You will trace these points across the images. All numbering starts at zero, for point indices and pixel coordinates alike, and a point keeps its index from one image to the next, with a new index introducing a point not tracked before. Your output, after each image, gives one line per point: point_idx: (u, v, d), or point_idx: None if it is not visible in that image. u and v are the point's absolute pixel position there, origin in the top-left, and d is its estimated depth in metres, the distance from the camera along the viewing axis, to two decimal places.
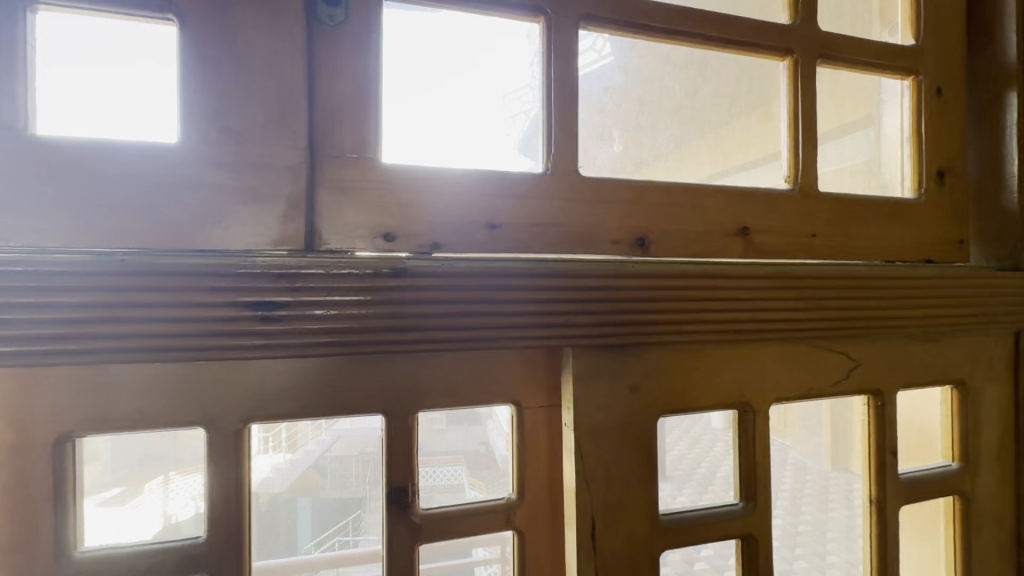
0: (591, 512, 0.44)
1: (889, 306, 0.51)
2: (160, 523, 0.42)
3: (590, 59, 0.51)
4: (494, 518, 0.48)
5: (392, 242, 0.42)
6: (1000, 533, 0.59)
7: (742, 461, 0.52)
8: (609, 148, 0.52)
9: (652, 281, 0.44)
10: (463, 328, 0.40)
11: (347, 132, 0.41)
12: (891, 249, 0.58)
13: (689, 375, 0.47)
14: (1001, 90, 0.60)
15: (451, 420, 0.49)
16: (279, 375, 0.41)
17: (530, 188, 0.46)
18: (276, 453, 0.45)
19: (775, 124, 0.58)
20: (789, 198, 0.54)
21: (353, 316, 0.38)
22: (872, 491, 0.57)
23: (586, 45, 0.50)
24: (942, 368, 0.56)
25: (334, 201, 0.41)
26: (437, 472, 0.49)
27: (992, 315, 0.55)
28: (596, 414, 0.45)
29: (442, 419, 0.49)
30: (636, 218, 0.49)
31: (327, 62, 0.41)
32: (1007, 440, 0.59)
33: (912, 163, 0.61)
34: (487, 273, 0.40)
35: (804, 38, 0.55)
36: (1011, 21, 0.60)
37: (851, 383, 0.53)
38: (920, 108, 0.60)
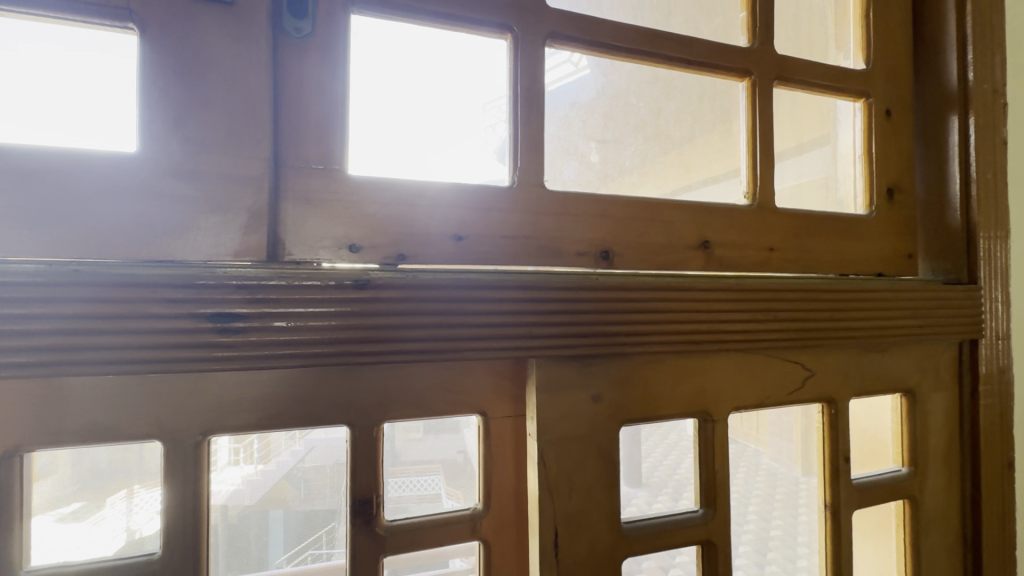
0: (554, 521, 0.45)
1: (842, 317, 0.54)
2: (123, 539, 0.41)
3: (563, 74, 0.53)
4: (460, 529, 0.48)
5: (358, 253, 0.42)
6: (948, 536, 0.62)
7: (702, 468, 0.54)
8: (576, 161, 0.54)
9: (614, 293, 0.45)
10: (428, 339, 0.40)
11: (312, 143, 0.41)
12: (845, 262, 0.60)
13: (651, 385, 0.49)
14: (946, 113, 0.64)
15: (428, 429, 0.49)
16: (242, 386, 0.41)
17: (496, 201, 0.47)
18: (247, 464, 0.44)
19: (735, 141, 0.61)
20: (748, 213, 0.56)
21: (314, 328, 0.38)
22: (826, 496, 0.59)
23: (557, 62, 0.52)
24: (892, 376, 0.59)
25: (300, 211, 0.41)
26: (411, 482, 0.49)
27: (937, 326, 0.58)
28: (560, 423, 0.45)
29: (419, 427, 0.49)
30: (601, 231, 0.50)
31: (292, 73, 0.41)
32: (953, 445, 0.62)
33: (864, 180, 0.64)
34: (452, 285, 0.41)
35: (762, 60, 0.58)
36: (953, 48, 0.63)
37: (807, 392, 0.55)
38: (871, 128, 0.64)
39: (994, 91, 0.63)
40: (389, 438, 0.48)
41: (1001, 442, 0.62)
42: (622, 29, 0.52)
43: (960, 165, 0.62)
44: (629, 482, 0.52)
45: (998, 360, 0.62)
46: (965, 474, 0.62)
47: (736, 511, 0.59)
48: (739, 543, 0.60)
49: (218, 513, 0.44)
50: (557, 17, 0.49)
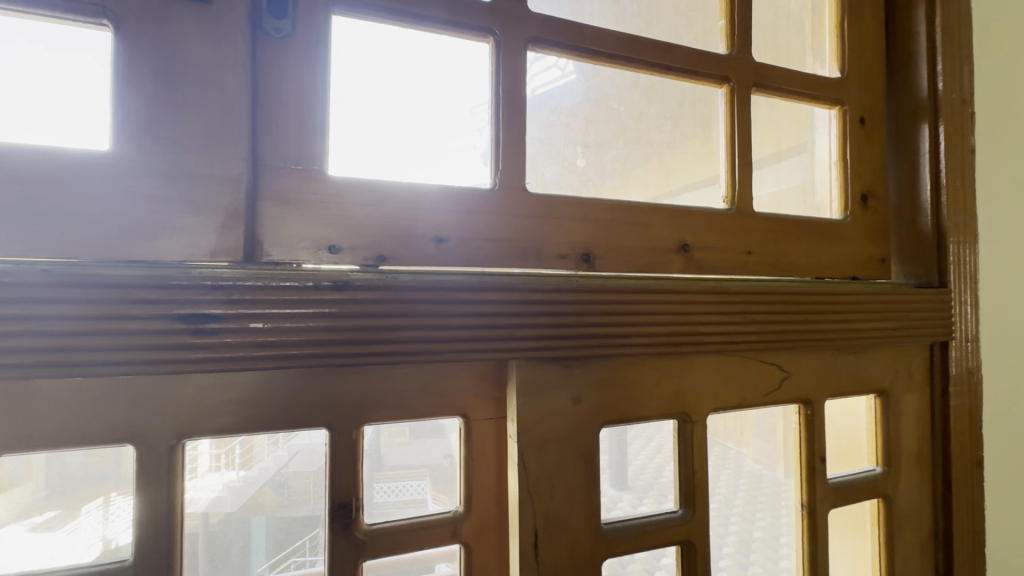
0: (534, 522, 0.45)
1: (818, 320, 0.55)
2: (99, 548, 0.40)
3: (552, 77, 0.53)
4: (440, 532, 0.48)
5: (338, 254, 0.42)
6: (921, 534, 0.63)
7: (682, 469, 0.54)
8: (558, 165, 0.54)
9: (595, 296, 0.45)
10: (407, 341, 0.40)
11: (292, 142, 0.41)
12: (821, 265, 0.62)
13: (631, 387, 0.49)
14: (917, 120, 0.65)
15: (414, 433, 0.49)
16: (219, 389, 0.40)
17: (478, 203, 0.47)
18: (229, 470, 0.44)
19: (713, 148, 0.61)
20: (727, 217, 0.57)
21: (291, 329, 0.37)
22: (803, 496, 0.60)
23: (544, 67, 0.53)
24: (866, 377, 0.60)
25: (278, 212, 0.40)
26: (401, 487, 0.49)
27: (909, 328, 0.60)
28: (540, 425, 0.45)
29: (405, 431, 0.49)
30: (582, 233, 0.51)
31: (271, 73, 0.41)
32: (925, 445, 0.64)
33: (840, 186, 0.66)
34: (432, 286, 0.41)
35: (740, 67, 0.59)
36: (923, 58, 0.65)
37: (783, 393, 0.56)
38: (846, 135, 0.65)
39: (962, 101, 0.65)
40: (373, 441, 0.48)
41: (971, 441, 0.64)
42: (604, 35, 0.53)
43: (931, 171, 0.64)
44: (614, 484, 0.52)
45: (967, 362, 0.64)
46: (936, 473, 0.64)
47: (720, 514, 0.60)
48: (724, 547, 0.60)
49: (198, 521, 0.43)
50: (539, 22, 0.50)
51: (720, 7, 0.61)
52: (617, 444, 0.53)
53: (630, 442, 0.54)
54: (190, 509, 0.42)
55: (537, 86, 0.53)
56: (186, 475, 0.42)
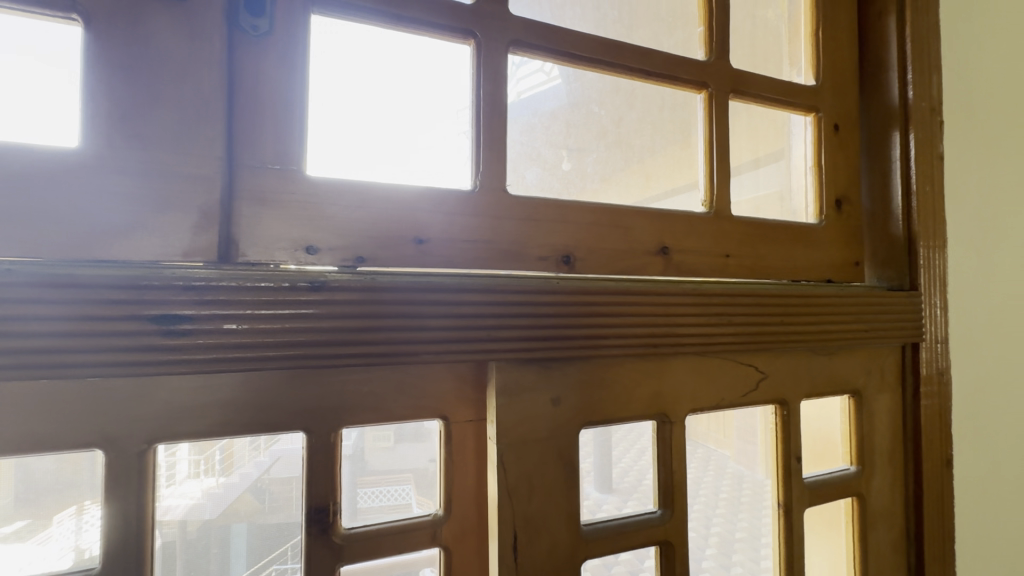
0: (513, 524, 0.45)
1: (794, 322, 0.56)
2: (71, 558, 0.38)
3: (538, 80, 0.54)
4: (420, 535, 0.47)
5: (315, 255, 0.42)
6: (893, 532, 0.65)
7: (661, 469, 0.55)
8: (539, 167, 0.54)
9: (574, 297, 0.46)
10: (384, 342, 0.40)
11: (269, 141, 0.41)
12: (796, 268, 0.63)
13: (610, 388, 0.49)
14: (889, 128, 0.67)
15: (398, 437, 0.49)
16: (193, 392, 0.39)
17: (459, 205, 0.47)
18: (208, 477, 0.43)
19: (692, 152, 0.63)
20: (705, 220, 0.58)
21: (266, 330, 0.37)
22: (780, 495, 0.61)
23: (530, 70, 0.53)
24: (840, 378, 0.62)
25: (254, 212, 0.40)
26: (385, 492, 0.48)
27: (881, 329, 0.61)
28: (520, 426, 0.45)
29: (389, 435, 0.48)
30: (562, 235, 0.51)
31: (248, 71, 0.40)
32: (898, 444, 0.65)
33: (815, 191, 0.67)
34: (410, 288, 0.40)
35: (718, 73, 0.61)
36: (894, 67, 0.67)
37: (759, 393, 0.57)
38: (821, 141, 0.67)
39: (931, 109, 0.67)
40: (356, 444, 0.47)
41: (941, 440, 0.65)
42: (585, 39, 0.54)
43: (902, 177, 0.66)
44: (599, 487, 0.53)
45: (936, 362, 0.66)
46: (907, 472, 0.65)
47: (703, 514, 0.60)
48: (708, 547, 0.60)
49: (175, 528, 0.42)
50: (520, 25, 0.50)
51: (699, 14, 0.62)
52: (603, 446, 0.54)
53: (615, 445, 0.54)
54: (168, 517, 0.41)
55: (524, 90, 0.53)
56: (164, 481, 0.41)
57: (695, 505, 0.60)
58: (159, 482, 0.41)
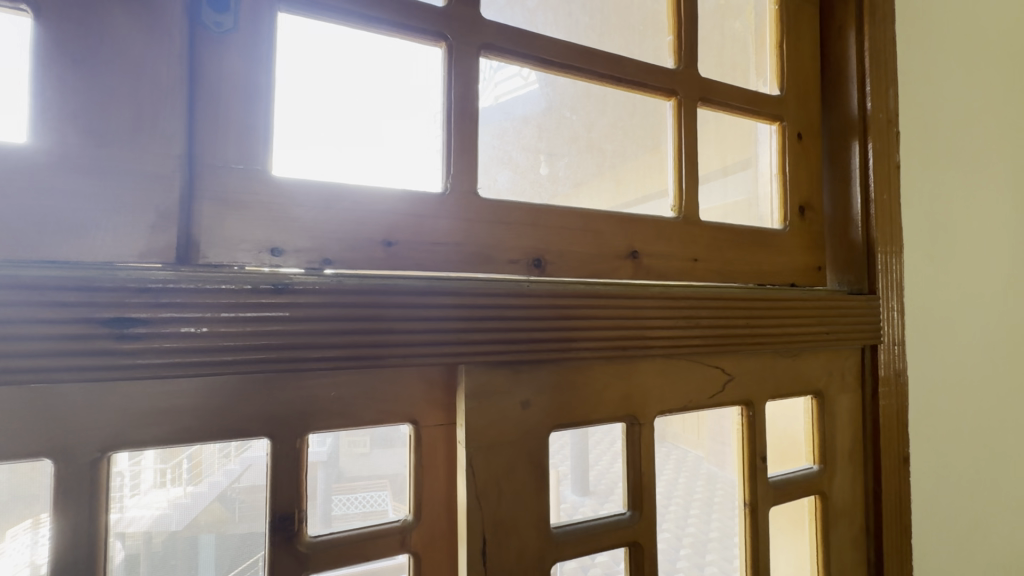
0: (482, 529, 0.45)
1: (758, 325, 0.57)
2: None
3: (516, 85, 0.55)
4: (389, 542, 0.47)
5: (280, 257, 0.41)
6: (854, 528, 0.67)
7: (630, 471, 0.55)
8: (510, 170, 0.54)
9: (543, 300, 0.46)
10: (350, 344, 0.40)
11: (232, 141, 0.40)
12: (762, 273, 0.65)
13: (580, 390, 0.50)
14: (848, 137, 0.70)
15: (374, 442, 0.48)
16: (152, 397, 0.38)
17: (429, 207, 0.47)
18: (175, 486, 0.42)
19: (662, 158, 0.63)
20: (674, 224, 0.59)
21: (227, 334, 0.36)
22: (745, 495, 0.63)
23: (511, 73, 0.54)
24: (803, 379, 0.63)
25: (216, 212, 0.39)
26: (358, 499, 0.47)
27: (841, 332, 0.63)
28: (489, 429, 0.45)
29: (366, 441, 0.48)
30: (532, 238, 0.51)
31: (210, 68, 0.39)
32: (858, 444, 0.68)
33: (780, 198, 0.69)
34: (378, 290, 0.40)
35: (686, 81, 0.62)
36: (853, 81, 0.69)
37: (726, 395, 0.58)
38: (785, 150, 0.69)
39: (888, 120, 0.70)
40: (333, 448, 0.46)
41: (898, 439, 0.68)
42: (557, 44, 0.54)
43: (861, 184, 0.68)
44: (577, 490, 0.53)
45: (894, 364, 0.68)
46: (867, 469, 0.68)
47: (676, 515, 0.61)
48: (681, 547, 0.61)
49: (140, 540, 0.41)
50: (492, 29, 0.51)
51: (668, 23, 0.64)
52: (580, 446, 0.54)
53: (593, 446, 0.55)
54: (131, 528, 0.40)
55: (502, 94, 0.54)
56: (127, 492, 0.39)
57: (669, 509, 0.60)
58: (122, 493, 0.39)
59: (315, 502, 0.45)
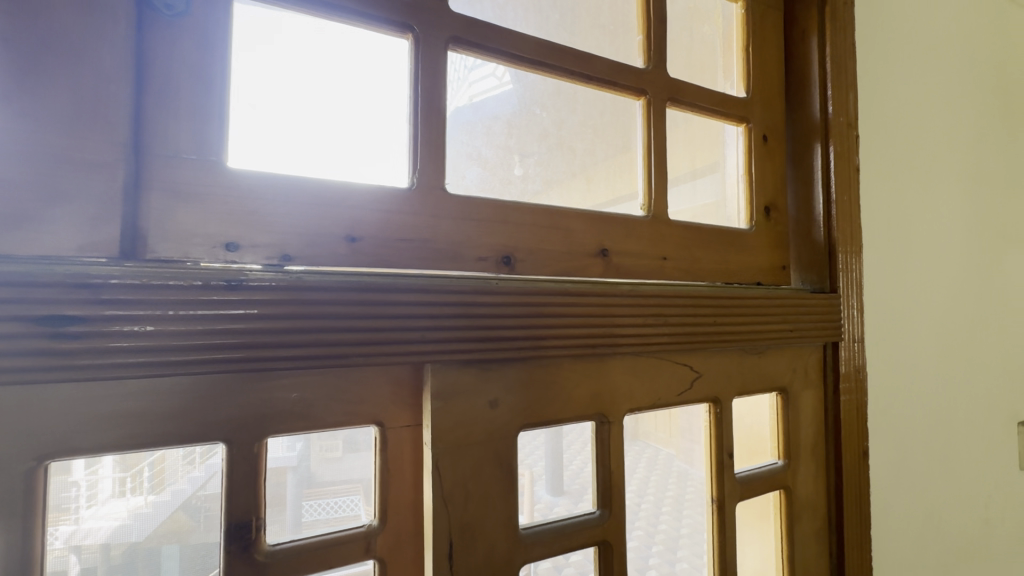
0: (448, 531, 0.44)
1: (725, 323, 0.58)
2: None
3: (490, 85, 0.55)
4: (353, 548, 0.45)
5: (236, 252, 0.39)
6: (817, 521, 0.68)
7: (600, 470, 0.55)
8: (479, 167, 0.53)
9: (512, 298, 0.45)
10: (311, 344, 0.38)
11: (184, 130, 0.38)
12: (729, 271, 0.66)
13: (550, 390, 0.49)
14: (812, 139, 0.72)
15: (347, 447, 0.47)
16: (99, 400, 0.35)
17: (394, 202, 0.45)
18: (135, 496, 0.39)
19: (632, 156, 0.64)
20: (644, 223, 0.60)
21: (177, 333, 0.34)
22: (714, 491, 0.63)
23: (485, 72, 0.54)
24: (768, 375, 0.65)
25: (166, 204, 0.37)
26: (330, 505, 0.46)
27: (804, 329, 0.65)
28: (457, 430, 0.44)
29: (337, 445, 0.46)
30: (502, 237, 0.51)
31: (160, 52, 0.37)
32: (820, 439, 0.69)
33: (747, 198, 0.71)
34: (339, 288, 0.39)
35: (655, 81, 0.63)
36: (816, 85, 0.71)
37: (694, 392, 0.59)
38: (751, 151, 0.71)
39: (848, 124, 0.72)
40: (304, 453, 0.45)
41: (858, 433, 0.70)
42: (526, 40, 0.54)
43: (824, 185, 0.70)
44: (551, 490, 0.53)
45: (854, 360, 0.70)
46: (829, 464, 0.70)
47: (649, 512, 0.61)
48: (652, 544, 0.61)
49: (97, 554, 0.39)
50: (459, 22, 0.50)
51: (638, 23, 0.64)
52: (553, 446, 0.53)
53: (566, 446, 0.54)
54: (88, 541, 0.38)
55: (476, 94, 0.54)
56: (84, 502, 0.37)
57: (640, 507, 0.61)
58: (78, 504, 0.37)
59: (286, 508, 0.44)
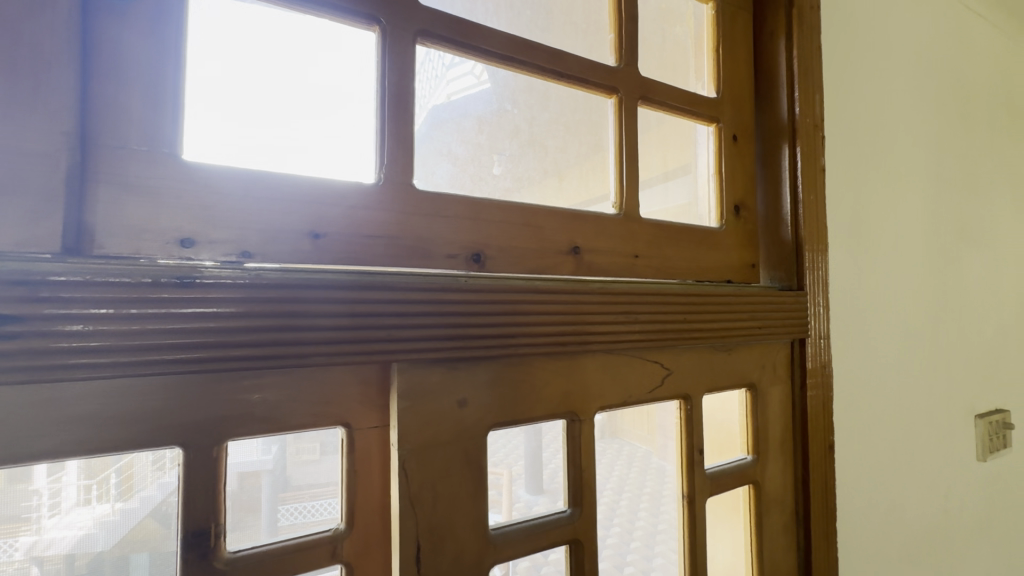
0: (415, 532, 0.43)
1: (695, 320, 0.59)
2: None
3: (468, 83, 0.55)
4: (318, 553, 0.44)
5: (191, 248, 0.38)
6: (785, 514, 0.70)
7: (571, 469, 0.55)
8: (450, 163, 0.52)
9: (481, 295, 0.45)
10: (270, 344, 0.37)
11: (133, 120, 0.36)
12: (699, 269, 0.66)
13: (521, 388, 0.49)
14: (780, 140, 0.73)
15: (325, 450, 0.46)
16: (50, 404, 0.33)
17: (360, 198, 0.44)
18: (101, 503, 0.38)
19: (603, 155, 0.64)
20: (615, 221, 0.60)
21: (124, 332, 0.32)
22: (684, 488, 0.64)
23: (464, 71, 0.54)
24: (737, 372, 0.66)
25: (114, 198, 0.35)
26: (310, 508, 0.45)
27: (772, 326, 0.66)
28: (425, 430, 0.44)
29: (315, 447, 0.45)
30: (471, 234, 0.50)
31: (107, 38, 0.35)
32: (788, 434, 0.71)
33: (717, 198, 0.72)
34: (301, 285, 0.38)
35: (626, 79, 0.63)
36: (784, 87, 0.73)
37: (664, 389, 0.59)
38: (721, 150, 0.72)
39: (815, 125, 0.74)
40: (279, 455, 0.44)
41: (825, 427, 0.72)
42: (497, 35, 0.54)
43: (791, 185, 0.71)
44: (530, 489, 0.53)
45: (820, 356, 0.72)
46: (797, 458, 0.71)
47: (628, 507, 0.61)
48: (631, 541, 0.61)
49: (60, 566, 0.37)
50: (427, 15, 0.49)
51: (610, 22, 0.64)
52: (532, 446, 0.53)
53: (546, 445, 0.54)
54: (50, 552, 0.36)
55: (454, 92, 0.54)
56: (46, 511, 0.36)
57: (620, 504, 0.61)
58: (40, 513, 0.36)
59: (258, 513, 0.43)
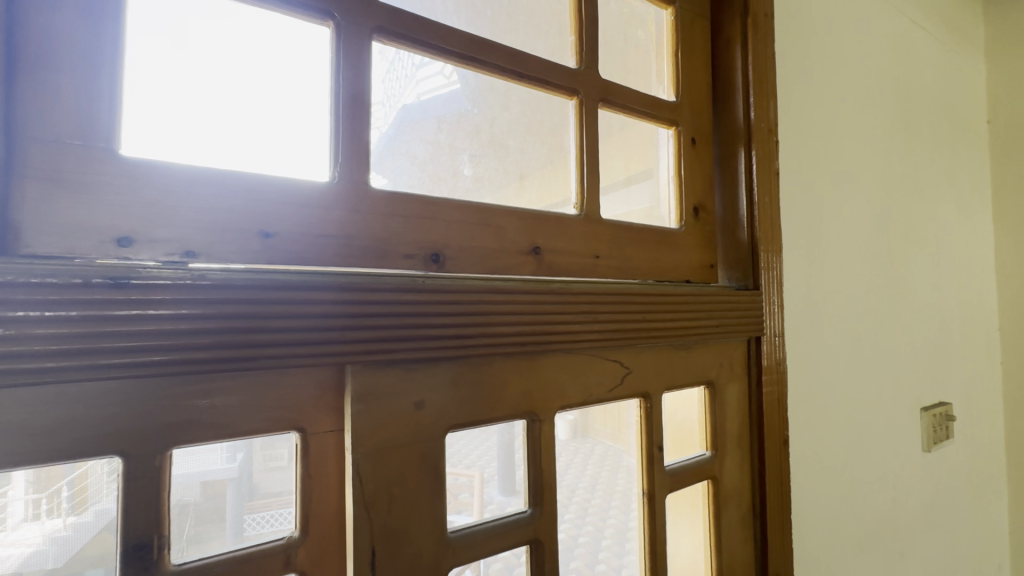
0: (370, 537, 0.42)
1: (653, 319, 0.60)
2: None
3: (437, 83, 0.55)
4: (271, 563, 0.42)
5: (130, 248, 0.36)
6: (742, 508, 0.72)
7: (532, 469, 0.55)
8: (408, 162, 0.52)
9: (437, 295, 0.44)
10: (215, 347, 0.36)
11: (66, 112, 0.34)
12: (659, 270, 0.68)
13: (480, 389, 0.49)
14: (736, 144, 0.75)
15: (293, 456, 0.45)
16: None
17: (313, 197, 0.43)
18: (53, 518, 0.36)
19: (564, 156, 0.64)
20: (576, 221, 0.60)
21: (53, 335, 0.30)
22: (644, 484, 0.65)
23: (433, 71, 0.54)
24: (695, 370, 0.67)
25: (45, 194, 0.33)
26: (265, 518, 0.43)
27: (729, 325, 0.68)
28: (380, 433, 0.43)
29: (284, 454, 0.44)
30: (429, 234, 0.50)
31: (37, 25, 0.33)
32: (745, 430, 0.73)
33: (677, 199, 0.73)
34: (247, 286, 0.36)
35: (587, 82, 0.63)
36: (739, 93, 0.75)
37: (624, 388, 0.60)
38: (680, 153, 0.73)
39: (769, 129, 0.76)
40: (246, 462, 0.43)
41: (780, 422, 0.74)
42: (456, 34, 0.53)
43: (746, 188, 0.74)
44: (503, 491, 0.54)
45: (775, 353, 0.74)
46: (753, 452, 0.73)
47: (602, 508, 0.63)
48: (602, 538, 0.63)
49: None
50: (384, 12, 0.48)
51: (571, 24, 0.65)
52: (506, 447, 0.54)
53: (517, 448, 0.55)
54: None
55: (423, 92, 0.54)
56: None
57: (592, 501, 0.62)
58: None
59: (208, 524, 0.41)
